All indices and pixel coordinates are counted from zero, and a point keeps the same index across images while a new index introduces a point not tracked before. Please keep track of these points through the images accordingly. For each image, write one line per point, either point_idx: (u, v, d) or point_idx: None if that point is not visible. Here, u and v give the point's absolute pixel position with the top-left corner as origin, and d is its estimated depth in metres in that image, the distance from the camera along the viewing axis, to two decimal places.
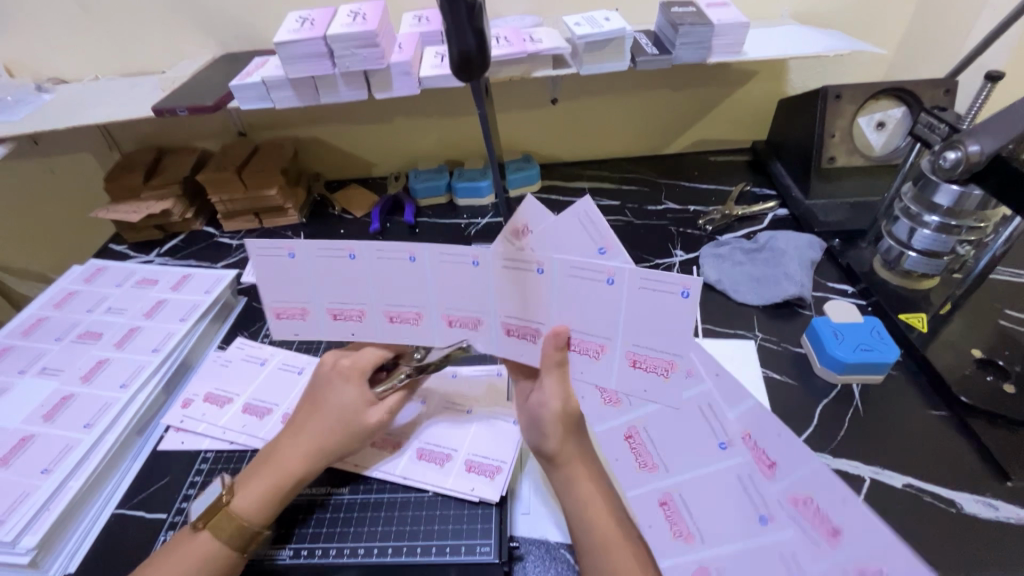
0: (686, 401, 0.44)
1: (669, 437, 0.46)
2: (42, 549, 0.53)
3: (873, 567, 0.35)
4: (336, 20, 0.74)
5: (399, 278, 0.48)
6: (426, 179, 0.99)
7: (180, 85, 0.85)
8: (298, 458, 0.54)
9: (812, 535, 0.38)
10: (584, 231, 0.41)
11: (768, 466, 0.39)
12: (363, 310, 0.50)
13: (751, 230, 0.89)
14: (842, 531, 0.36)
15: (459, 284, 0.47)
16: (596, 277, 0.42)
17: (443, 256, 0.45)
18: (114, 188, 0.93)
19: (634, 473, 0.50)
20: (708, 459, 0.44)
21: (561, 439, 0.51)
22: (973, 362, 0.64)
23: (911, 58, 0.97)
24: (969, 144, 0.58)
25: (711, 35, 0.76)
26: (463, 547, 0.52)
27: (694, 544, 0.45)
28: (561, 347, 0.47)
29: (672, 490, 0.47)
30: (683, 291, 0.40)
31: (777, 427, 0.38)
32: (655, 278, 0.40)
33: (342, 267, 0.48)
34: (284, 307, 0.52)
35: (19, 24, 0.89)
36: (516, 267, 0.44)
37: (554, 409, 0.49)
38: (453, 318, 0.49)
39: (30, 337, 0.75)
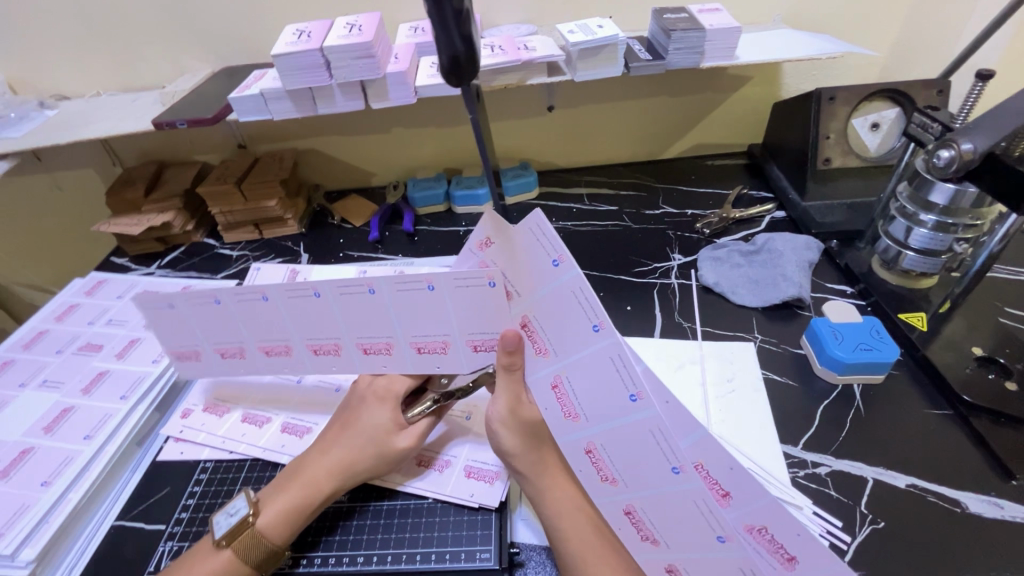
0: (635, 424, 0.43)
1: (623, 450, 0.45)
2: (41, 562, 0.53)
3: None
4: (333, 32, 0.75)
5: (362, 310, 0.56)
6: (424, 189, 1.00)
7: (180, 100, 0.86)
8: (326, 474, 0.54)
9: (769, 561, 0.40)
10: (540, 244, 0.46)
11: (723, 495, 0.40)
12: (339, 344, 0.60)
13: (749, 233, 0.90)
14: (798, 559, 0.38)
15: (420, 309, 0.54)
16: (539, 268, 0.47)
17: (400, 285, 0.53)
18: (116, 202, 0.94)
19: (598, 486, 0.49)
20: (663, 481, 0.43)
21: (526, 444, 0.52)
22: (973, 360, 0.64)
23: (904, 60, 0.98)
24: (962, 143, 0.58)
25: (703, 40, 0.77)
26: (463, 554, 0.51)
27: (662, 548, 0.46)
28: (512, 351, 0.51)
29: (635, 503, 0.46)
30: (597, 325, 0.44)
31: (729, 463, 0.38)
32: (586, 297, 0.44)
33: (313, 305, 0.57)
34: (271, 345, 0.62)
35: (21, 41, 0.90)
36: (471, 285, 0.50)
37: (502, 411, 0.52)
38: (422, 345, 0.57)
39: (31, 350, 0.75)
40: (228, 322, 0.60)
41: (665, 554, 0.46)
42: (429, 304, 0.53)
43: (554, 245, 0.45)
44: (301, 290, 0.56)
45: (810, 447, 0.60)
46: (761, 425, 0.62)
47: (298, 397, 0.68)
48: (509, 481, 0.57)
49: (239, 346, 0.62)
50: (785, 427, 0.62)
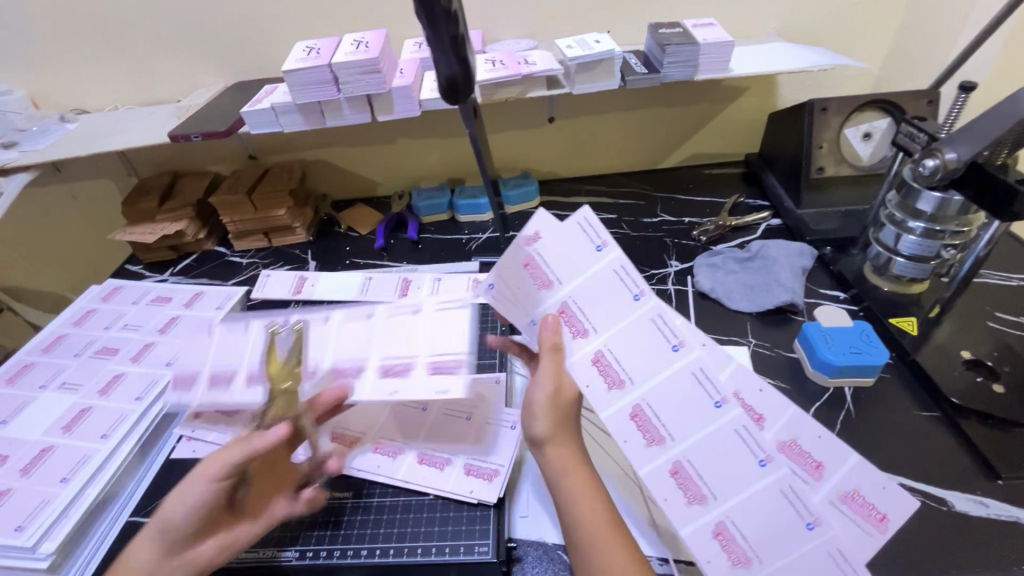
0: (678, 379, 0.50)
1: (667, 401, 0.50)
2: (60, 554, 0.56)
3: (852, 489, 0.49)
4: (342, 48, 0.78)
5: (404, 330, 0.61)
6: (429, 198, 1.03)
7: (195, 113, 0.90)
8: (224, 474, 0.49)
9: (802, 474, 0.50)
10: (585, 234, 0.55)
11: (757, 419, 0.52)
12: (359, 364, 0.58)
13: (745, 240, 0.92)
14: (823, 464, 0.50)
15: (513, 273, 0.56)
16: (592, 242, 0.54)
17: (524, 245, 0.55)
18: (131, 211, 0.97)
19: (640, 452, 0.50)
20: (705, 422, 0.49)
21: (552, 424, 0.51)
22: (962, 363, 0.66)
23: (897, 71, 1.00)
24: (945, 152, 0.60)
25: (697, 54, 0.79)
26: (463, 547, 0.53)
27: (706, 505, 0.48)
28: (555, 331, 0.53)
29: (680, 456, 0.49)
30: (637, 295, 0.52)
31: (759, 383, 0.53)
32: (627, 273, 0.53)
33: (359, 326, 0.61)
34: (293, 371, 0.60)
35: (44, 58, 0.94)
36: (528, 269, 0.55)
37: (546, 391, 0.52)
38: (523, 314, 0.58)
39: (50, 353, 0.78)
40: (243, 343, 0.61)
41: (710, 515, 0.47)
42: (524, 270, 0.56)
43: (599, 233, 0.54)
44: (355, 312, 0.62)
45: None
46: None
47: None
48: (507, 478, 0.59)
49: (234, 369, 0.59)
50: None
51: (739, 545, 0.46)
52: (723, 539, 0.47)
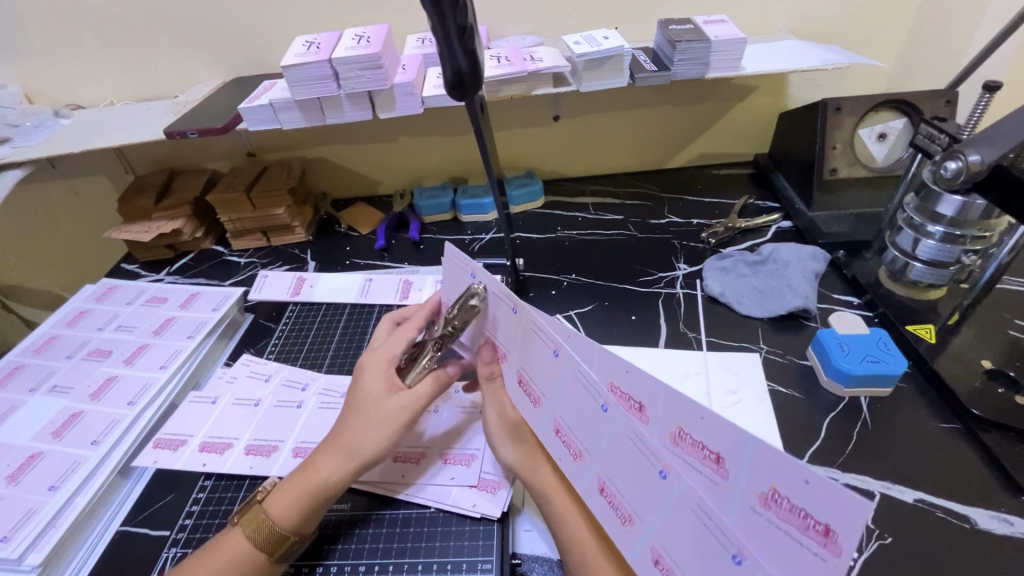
0: (598, 426, 0.44)
1: (581, 421, 0.46)
2: (47, 566, 0.54)
3: (826, 524, 0.32)
4: (342, 43, 0.76)
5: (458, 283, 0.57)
6: (431, 197, 1.01)
7: (191, 109, 0.88)
8: (338, 466, 0.53)
9: (809, 545, 0.33)
10: (501, 300, 0.51)
11: (716, 462, 0.39)
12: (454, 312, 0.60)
13: (755, 243, 0.89)
14: (832, 528, 0.32)
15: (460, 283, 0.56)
16: (507, 304, 0.51)
17: (455, 259, 0.55)
18: (126, 209, 0.95)
19: (572, 467, 0.48)
20: (659, 493, 0.39)
21: (514, 451, 0.53)
22: (982, 373, 0.63)
23: (911, 71, 0.98)
24: (969, 154, 0.57)
25: (708, 51, 0.77)
26: (465, 564, 0.51)
27: (636, 527, 0.42)
28: (490, 362, 0.55)
29: (602, 473, 0.44)
30: (555, 350, 0.46)
31: (699, 410, 0.39)
32: (541, 328, 0.47)
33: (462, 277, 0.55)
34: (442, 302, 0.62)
35: (38, 52, 0.92)
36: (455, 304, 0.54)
37: (493, 417, 0.55)
38: (450, 307, 0.60)
39: (41, 355, 0.76)
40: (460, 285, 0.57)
41: (638, 540, 0.42)
42: (469, 289, 0.55)
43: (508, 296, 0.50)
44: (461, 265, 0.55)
45: (815, 460, 0.59)
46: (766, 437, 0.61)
47: (302, 406, 0.68)
48: (511, 491, 0.57)
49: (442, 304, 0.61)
50: (790, 439, 0.61)
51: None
52: (663, 569, 0.40)
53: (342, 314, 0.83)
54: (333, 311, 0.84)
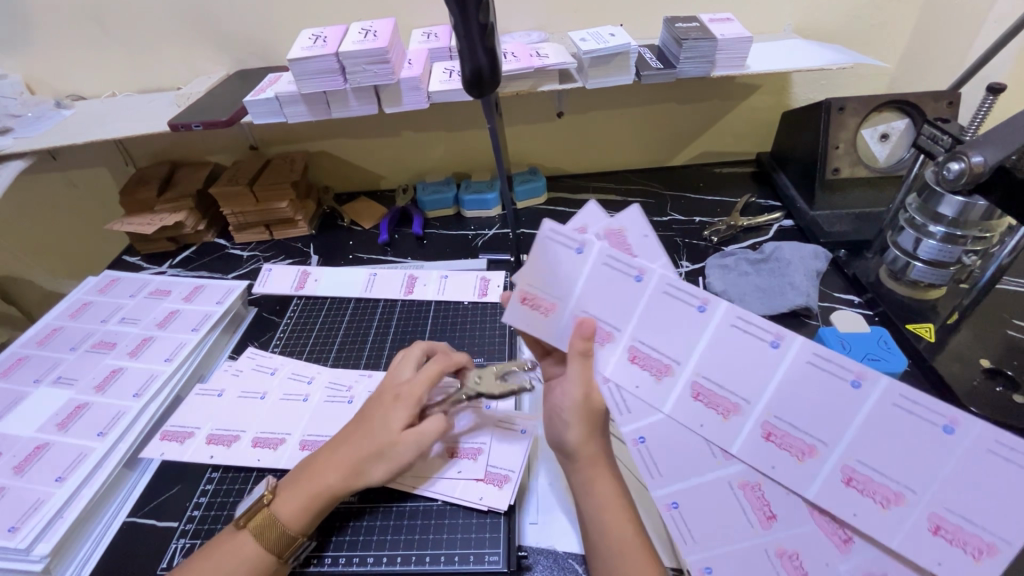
0: (758, 364, 0.47)
1: (732, 374, 0.48)
2: (55, 556, 0.54)
3: (941, 519, 0.42)
4: (349, 37, 0.76)
5: (555, 266, 0.50)
6: (434, 192, 1.01)
7: (196, 102, 0.87)
8: (338, 476, 0.53)
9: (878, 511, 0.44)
10: (617, 264, 0.49)
11: (893, 496, 0.43)
12: (553, 305, 0.52)
13: (756, 241, 0.90)
14: (904, 494, 0.43)
15: (546, 261, 0.51)
16: (627, 272, 0.49)
17: (556, 234, 0.49)
18: (129, 201, 0.95)
19: (717, 431, 0.49)
20: (795, 472, 0.46)
21: (584, 435, 0.50)
22: (981, 372, 0.64)
23: (914, 72, 0.98)
24: (972, 156, 0.58)
25: (714, 50, 0.77)
26: (472, 556, 0.52)
27: (775, 525, 0.47)
28: (587, 337, 0.49)
29: (768, 417, 0.47)
30: (700, 305, 0.48)
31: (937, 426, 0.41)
32: (679, 289, 0.48)
33: (565, 259, 0.50)
34: (532, 294, 0.52)
35: (40, 41, 0.91)
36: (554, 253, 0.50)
37: (576, 398, 0.50)
38: (527, 297, 0.52)
39: (45, 347, 0.76)
40: (568, 276, 0.50)
41: (730, 469, 0.49)
42: (570, 267, 0.50)
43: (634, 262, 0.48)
44: (568, 240, 0.49)
45: None
46: None
47: (308, 399, 0.68)
48: (518, 484, 0.57)
49: (555, 304, 0.52)
50: None
51: (882, 485, 0.43)
52: (789, 560, 0.45)
53: (346, 308, 0.83)
54: (338, 305, 0.84)
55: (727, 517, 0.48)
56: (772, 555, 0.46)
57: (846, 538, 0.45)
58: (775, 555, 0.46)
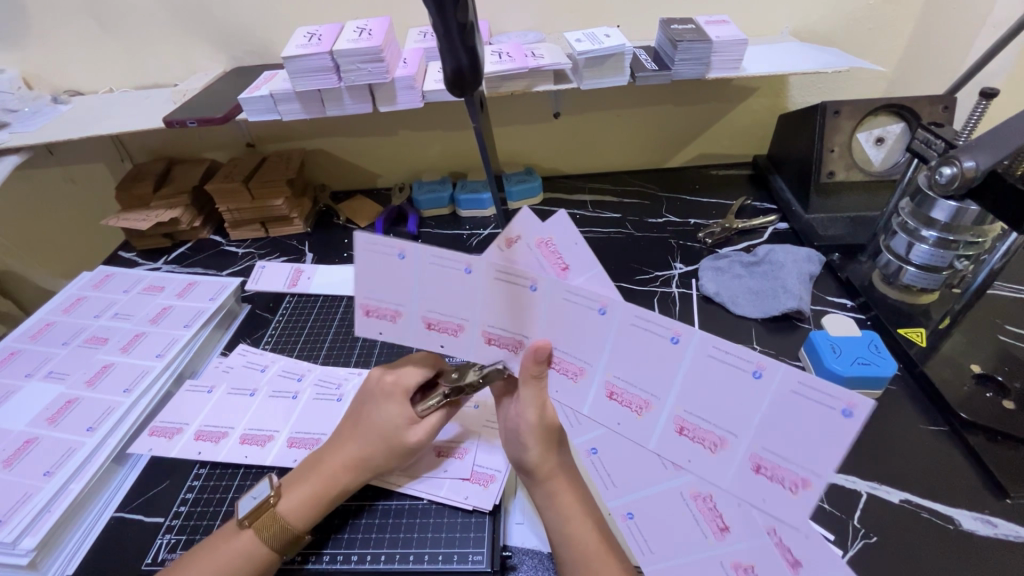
0: (664, 361, 0.43)
1: (639, 371, 0.45)
2: (41, 551, 0.54)
3: (802, 477, 0.39)
4: (343, 36, 0.76)
5: (447, 287, 0.46)
6: (429, 191, 1.01)
7: (192, 98, 0.87)
8: (345, 468, 0.55)
9: (780, 491, 0.40)
10: (511, 284, 0.44)
11: (797, 485, 0.40)
12: (461, 326, 0.48)
13: (751, 244, 0.90)
14: (805, 482, 0.39)
15: (386, 276, 0.47)
16: (521, 283, 0.44)
17: (437, 260, 0.45)
18: (125, 197, 0.95)
19: (635, 425, 0.47)
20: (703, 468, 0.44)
21: (542, 453, 0.52)
22: (971, 378, 0.64)
23: (911, 76, 0.98)
24: (964, 161, 0.58)
25: (709, 52, 0.77)
26: (456, 555, 0.52)
27: (728, 538, 0.45)
28: (540, 361, 0.47)
29: (679, 411, 0.44)
30: (600, 308, 0.43)
31: (808, 389, 0.37)
32: (576, 293, 0.44)
33: (455, 279, 0.46)
34: (436, 319, 0.49)
35: (36, 36, 0.91)
36: (442, 263, 0.45)
37: (531, 420, 0.50)
38: (372, 308, 0.49)
39: (38, 342, 0.76)
40: (466, 296, 0.47)
41: (685, 480, 0.47)
42: (457, 286, 0.46)
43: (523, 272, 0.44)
44: (450, 261, 0.45)
45: None
46: None
47: (297, 397, 0.68)
48: (504, 484, 0.57)
49: (459, 324, 0.48)
50: None
51: (786, 470, 0.40)
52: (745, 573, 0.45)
53: (338, 306, 0.83)
54: (331, 303, 0.84)
55: (681, 526, 0.48)
56: (727, 568, 0.46)
57: (795, 561, 0.43)
58: (730, 567, 0.46)
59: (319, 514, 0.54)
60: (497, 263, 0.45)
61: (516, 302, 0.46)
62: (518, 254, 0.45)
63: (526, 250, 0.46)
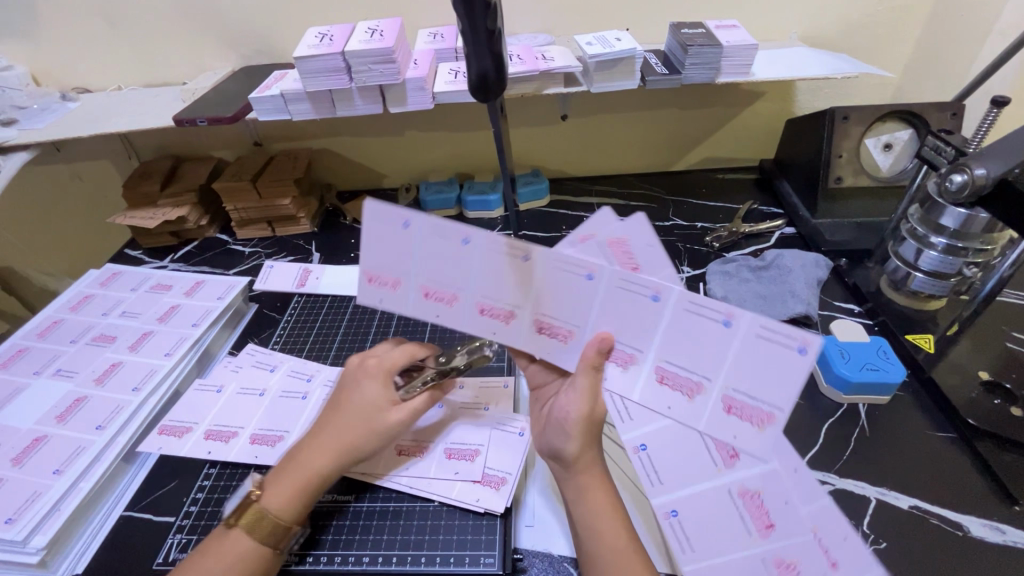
0: (715, 345, 0.44)
1: (692, 356, 0.45)
2: (51, 550, 0.54)
3: (789, 558, 0.46)
4: (355, 36, 0.76)
5: (502, 273, 0.46)
6: (436, 192, 1.01)
7: (201, 97, 0.87)
8: (328, 456, 0.54)
9: (750, 524, 0.47)
10: (566, 270, 0.45)
11: (764, 420, 0.44)
12: (512, 312, 0.48)
13: (758, 248, 0.90)
14: (771, 419, 0.43)
15: (386, 246, 0.46)
16: (577, 271, 0.45)
17: (436, 230, 0.44)
18: (132, 195, 0.95)
19: (685, 409, 0.47)
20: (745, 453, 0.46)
21: (582, 446, 0.51)
22: (979, 385, 0.65)
23: (918, 82, 0.98)
24: (975, 168, 0.58)
25: (720, 56, 0.77)
26: (468, 558, 0.52)
27: (769, 535, 0.47)
28: (603, 352, 0.48)
29: (727, 391, 0.45)
30: (654, 295, 0.44)
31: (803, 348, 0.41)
32: (632, 279, 0.44)
33: (511, 267, 0.45)
34: (489, 304, 0.48)
35: (45, 32, 0.91)
36: (507, 251, 0.44)
37: (581, 412, 0.50)
38: (373, 276, 0.48)
39: (45, 339, 0.76)
40: (520, 284, 0.46)
41: (735, 476, 0.48)
42: (513, 275, 0.46)
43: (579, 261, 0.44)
44: (511, 247, 0.44)
45: (813, 465, 0.60)
46: None
47: (306, 397, 0.68)
48: (515, 487, 0.57)
49: (512, 311, 0.48)
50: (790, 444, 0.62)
51: (756, 408, 0.44)
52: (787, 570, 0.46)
53: (346, 307, 0.83)
54: (339, 303, 0.84)
55: (721, 521, 0.48)
56: (768, 564, 0.46)
57: (834, 562, 0.44)
58: (772, 564, 0.46)
59: (307, 505, 0.53)
60: (552, 252, 0.44)
61: (526, 277, 0.46)
62: (590, 249, 0.46)
63: (598, 247, 0.46)
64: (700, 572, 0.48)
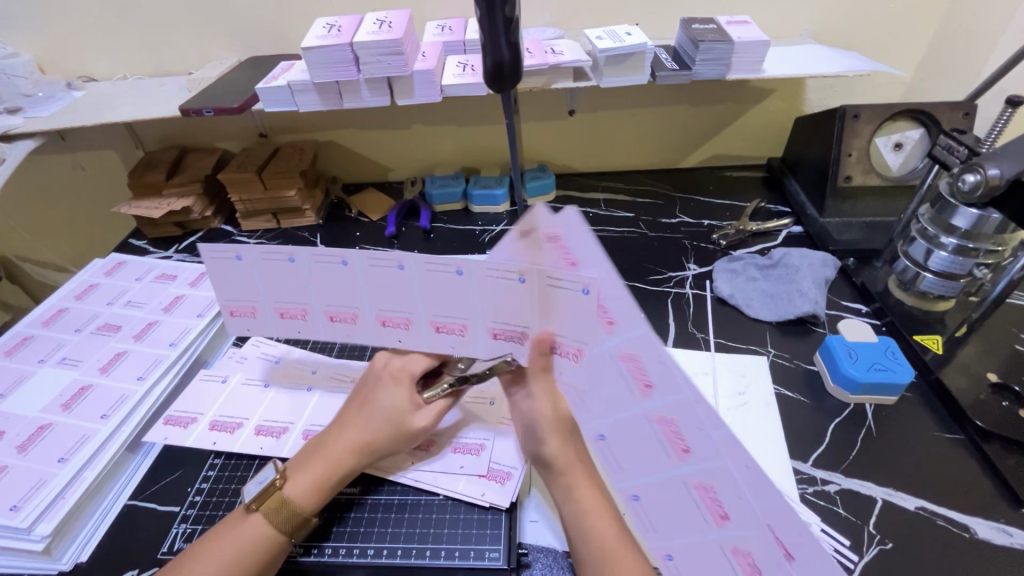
0: (585, 315, 0.45)
1: (569, 324, 0.47)
2: (55, 538, 0.54)
3: (745, 551, 0.40)
4: (363, 27, 0.75)
5: (389, 286, 0.52)
6: (442, 186, 1.01)
7: (207, 87, 0.87)
8: (349, 450, 0.54)
9: (704, 516, 0.42)
10: (438, 270, 0.50)
11: (645, 386, 0.42)
12: (410, 320, 0.55)
13: (765, 246, 0.90)
14: (653, 384, 0.41)
15: (282, 279, 0.55)
16: (446, 269, 0.49)
17: (316, 258, 0.52)
18: (138, 185, 0.95)
19: (578, 372, 0.50)
20: (681, 452, 0.42)
21: (560, 443, 0.53)
22: (988, 386, 0.64)
23: (929, 81, 0.98)
24: (988, 168, 0.57)
25: (731, 52, 0.77)
26: (472, 552, 0.52)
27: (724, 526, 0.41)
28: (544, 353, 0.52)
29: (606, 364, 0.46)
30: (519, 278, 0.46)
31: (658, 353, 0.39)
32: (496, 269, 0.47)
33: (392, 278, 0.52)
34: (389, 316, 0.55)
35: (49, 19, 0.91)
36: (381, 266, 0.51)
37: (547, 412, 0.54)
38: (283, 311, 0.58)
39: (50, 328, 0.76)
40: (405, 291, 0.52)
41: (688, 468, 0.42)
42: (456, 290, 0.50)
43: (445, 258, 0.48)
44: (384, 262, 0.51)
45: (819, 464, 0.60)
46: (773, 441, 0.62)
47: (311, 389, 0.68)
48: (520, 483, 0.57)
49: (407, 318, 0.54)
50: (796, 444, 0.62)
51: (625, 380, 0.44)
52: (744, 561, 0.41)
53: None
54: None
55: (684, 512, 0.44)
56: (727, 553, 0.42)
57: (792, 557, 0.37)
58: (730, 552, 0.42)
59: (326, 498, 0.53)
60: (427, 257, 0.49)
61: (407, 285, 0.52)
62: (533, 248, 0.47)
63: (535, 245, 0.47)
64: (667, 552, 0.47)
